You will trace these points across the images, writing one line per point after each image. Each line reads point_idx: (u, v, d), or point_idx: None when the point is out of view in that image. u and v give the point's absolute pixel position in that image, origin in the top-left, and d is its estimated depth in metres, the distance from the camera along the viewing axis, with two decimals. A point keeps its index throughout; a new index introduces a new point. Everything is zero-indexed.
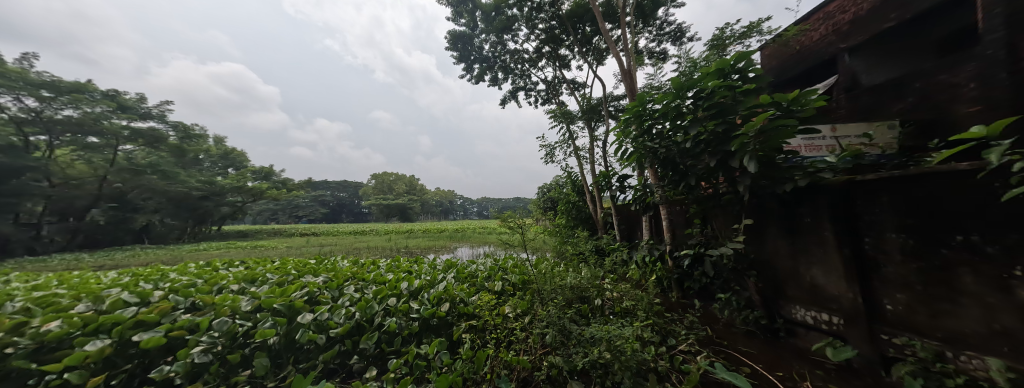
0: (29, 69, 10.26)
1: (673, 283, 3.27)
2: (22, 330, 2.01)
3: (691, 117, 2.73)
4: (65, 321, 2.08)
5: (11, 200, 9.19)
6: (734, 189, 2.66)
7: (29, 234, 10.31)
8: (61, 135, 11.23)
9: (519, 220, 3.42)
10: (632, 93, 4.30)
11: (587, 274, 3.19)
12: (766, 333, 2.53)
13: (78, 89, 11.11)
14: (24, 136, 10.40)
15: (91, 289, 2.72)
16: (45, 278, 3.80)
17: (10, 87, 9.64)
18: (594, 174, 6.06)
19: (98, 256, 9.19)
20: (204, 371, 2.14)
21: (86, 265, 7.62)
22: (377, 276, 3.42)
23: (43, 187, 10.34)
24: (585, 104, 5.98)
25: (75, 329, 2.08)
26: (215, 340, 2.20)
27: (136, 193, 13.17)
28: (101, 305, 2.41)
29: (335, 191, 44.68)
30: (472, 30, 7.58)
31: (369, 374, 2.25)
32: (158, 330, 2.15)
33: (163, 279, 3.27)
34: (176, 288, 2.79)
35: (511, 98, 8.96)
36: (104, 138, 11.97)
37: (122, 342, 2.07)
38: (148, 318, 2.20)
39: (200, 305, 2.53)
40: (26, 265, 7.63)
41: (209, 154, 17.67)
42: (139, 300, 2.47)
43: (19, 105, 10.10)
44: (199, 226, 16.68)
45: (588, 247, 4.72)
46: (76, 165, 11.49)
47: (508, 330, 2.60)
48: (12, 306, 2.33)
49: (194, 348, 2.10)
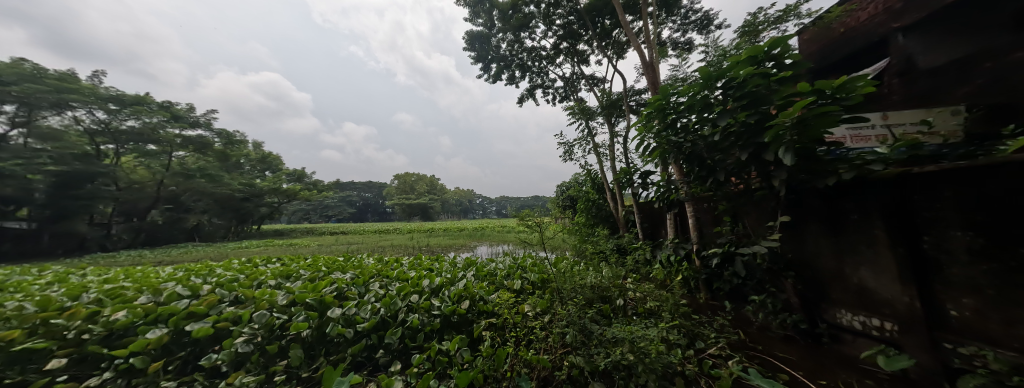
0: (98, 84, 11.27)
1: (701, 283, 3.09)
2: (97, 318, 2.24)
3: (720, 108, 2.60)
4: (130, 310, 2.27)
5: (86, 202, 10.30)
6: (768, 184, 2.48)
7: (102, 233, 11.56)
8: (125, 144, 12.27)
9: (537, 219, 3.40)
10: (656, 87, 4.13)
11: (608, 273, 3.14)
12: (807, 339, 2.33)
13: (139, 102, 12.02)
14: (95, 145, 11.61)
15: (150, 283, 2.96)
16: (113, 271, 4.25)
17: (86, 102, 10.44)
18: (614, 171, 5.90)
19: (162, 251, 10.44)
20: (247, 360, 2.30)
21: (149, 259, 8.44)
22: (400, 273, 3.50)
23: (113, 190, 11.50)
24: (604, 99, 5.81)
25: (138, 318, 2.27)
26: (255, 331, 2.35)
27: (188, 195, 14.55)
28: (158, 296, 2.61)
29: (360, 191, 46.48)
30: (489, 30, 7.60)
31: (394, 368, 2.32)
32: (205, 320, 2.31)
33: (212, 274, 3.54)
34: (222, 282, 3.00)
35: (528, 97, 8.93)
36: (160, 146, 12.98)
37: (177, 332, 2.25)
38: (198, 310, 2.35)
39: (242, 299, 2.70)
40: (100, 261, 8.48)
41: (248, 158, 18.81)
42: (190, 293, 2.68)
43: (92, 117, 11.11)
44: (242, 225, 17.98)
45: (609, 246, 4.59)
46: (138, 170, 13.08)
47: (528, 329, 2.62)
48: (88, 297, 2.59)
49: (238, 338, 2.26)
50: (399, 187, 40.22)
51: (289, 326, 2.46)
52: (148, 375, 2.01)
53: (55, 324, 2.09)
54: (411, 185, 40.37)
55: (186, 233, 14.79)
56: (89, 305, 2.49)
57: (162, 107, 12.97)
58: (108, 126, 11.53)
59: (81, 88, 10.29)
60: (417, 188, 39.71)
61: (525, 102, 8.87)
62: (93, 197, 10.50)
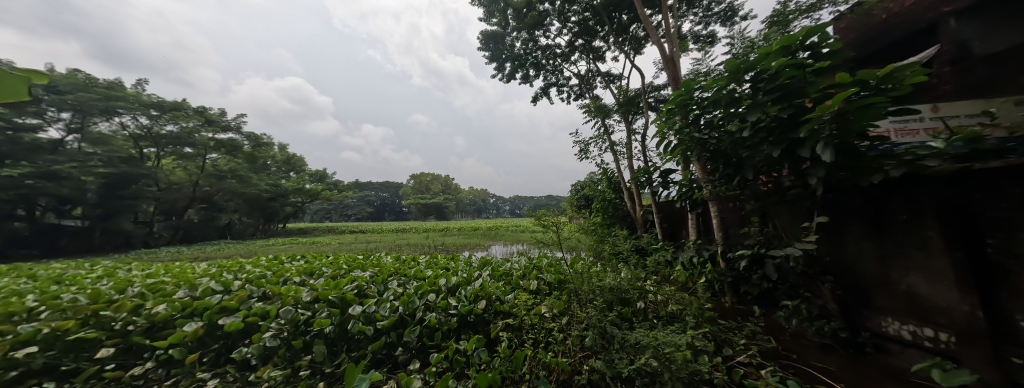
0: (143, 92, 11.99)
1: (727, 287, 2.93)
2: (141, 310, 2.51)
3: (749, 102, 2.46)
4: (169, 304, 2.52)
5: (130, 202, 11.07)
6: (802, 183, 2.32)
7: (144, 231, 12.50)
8: (165, 147, 13.07)
9: (554, 218, 3.34)
10: (677, 83, 3.98)
11: (628, 275, 3.03)
12: (847, 348, 2.17)
13: (178, 107, 12.67)
14: (139, 148, 12.46)
15: (187, 278, 3.14)
16: (154, 266, 4.54)
17: (132, 109, 11.16)
18: (632, 169, 5.75)
19: (198, 248, 11.06)
20: (275, 354, 2.43)
21: (187, 255, 8.98)
22: (417, 272, 3.51)
23: (154, 191, 12.34)
24: (621, 97, 5.64)
25: (176, 312, 2.50)
26: (282, 327, 2.46)
27: (221, 195, 15.46)
28: (194, 291, 2.81)
29: (377, 191, 47.59)
30: (503, 29, 7.56)
31: (412, 366, 2.34)
32: (237, 315, 2.50)
33: (242, 270, 3.68)
34: (251, 278, 3.14)
35: (543, 95, 8.86)
36: (196, 148, 13.80)
37: (211, 325, 2.46)
38: (229, 305, 2.56)
39: (270, 294, 2.82)
40: (144, 256, 9.10)
41: (274, 160, 19.58)
42: (223, 288, 2.84)
43: (136, 123, 11.81)
44: (270, 224, 18.78)
45: (628, 247, 4.46)
46: (177, 171, 13.97)
47: (546, 331, 2.59)
48: (133, 290, 2.82)
49: (266, 333, 2.40)
50: (415, 187, 40.82)
51: (313, 322, 2.53)
52: (186, 366, 2.27)
53: (105, 315, 2.38)
54: (426, 185, 40.99)
55: (219, 232, 15.67)
56: (135, 297, 2.73)
57: (198, 112, 13.75)
58: (151, 131, 12.31)
59: (127, 96, 11.02)
60: (432, 188, 40.29)
61: (539, 101, 8.80)
62: (137, 197, 11.29)
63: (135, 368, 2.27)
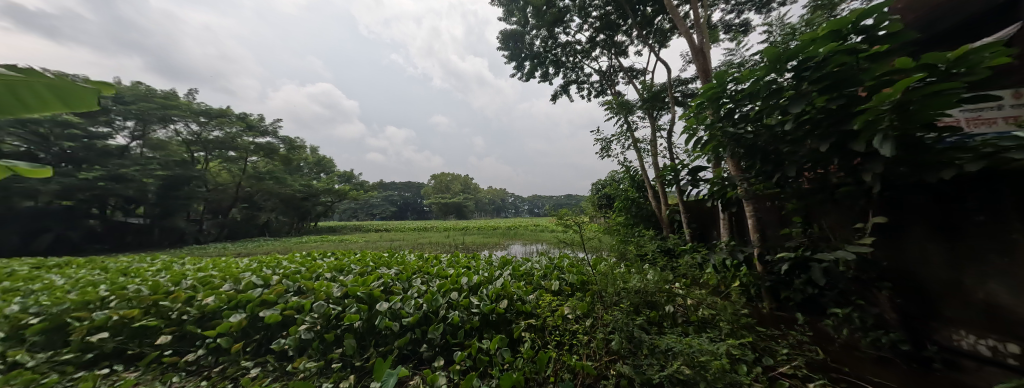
0: (193, 101, 12.95)
1: (765, 291, 2.74)
2: (192, 301, 2.83)
3: (791, 93, 2.28)
4: (217, 296, 2.79)
5: (184, 201, 12.56)
6: (855, 179, 2.12)
7: (195, 228, 13.82)
8: (212, 151, 14.02)
9: (575, 218, 3.25)
10: (707, 75, 3.76)
11: (655, 277, 2.89)
12: (909, 363, 1.96)
13: (223, 114, 13.54)
14: (191, 153, 13.57)
15: (231, 272, 3.41)
16: (203, 261, 4.91)
17: (185, 117, 12.10)
18: (657, 167, 5.53)
19: (240, 244, 11.82)
20: (310, 345, 2.55)
21: (232, 251, 9.63)
22: (440, 270, 3.53)
23: (203, 191, 13.49)
24: (645, 92, 5.43)
25: (223, 303, 2.77)
26: (315, 320, 2.59)
27: (260, 196, 16.41)
28: (238, 285, 3.05)
29: (400, 191, 48.99)
30: (523, 27, 7.51)
31: (437, 363, 2.36)
32: (275, 308, 2.66)
33: (280, 265, 3.88)
34: (288, 274, 3.32)
35: (563, 93, 8.74)
36: (239, 152, 14.55)
37: (252, 317, 2.68)
38: (269, 298, 2.75)
39: (304, 289, 3.01)
40: (195, 251, 9.87)
41: (307, 162, 20.56)
42: (263, 282, 3.07)
43: (188, 129, 12.77)
44: (303, 223, 19.80)
45: (654, 247, 4.30)
46: (223, 174, 15.13)
47: (568, 333, 2.52)
48: (187, 282, 3.15)
49: (301, 326, 2.53)
50: (436, 186, 41.51)
51: (343, 317, 2.62)
52: (232, 354, 2.52)
53: (163, 305, 2.76)
54: (447, 185, 41.68)
55: (259, 229, 16.72)
56: (188, 289, 3.05)
57: (240, 117, 14.40)
58: (201, 136, 13.29)
59: (180, 105, 11.97)
60: (453, 187, 40.92)
61: (559, 99, 8.69)
62: (189, 197, 12.75)
63: (188, 354, 2.57)
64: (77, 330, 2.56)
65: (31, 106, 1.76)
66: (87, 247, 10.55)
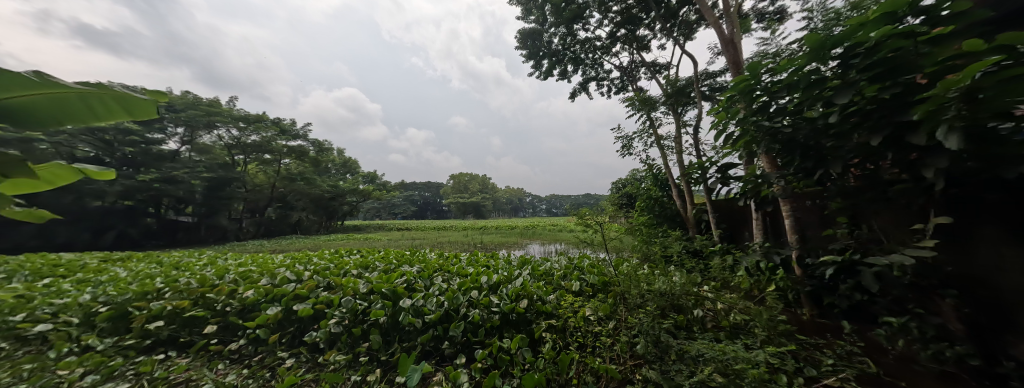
0: (234, 107, 13.82)
1: (805, 297, 2.56)
2: (235, 294, 3.01)
3: (837, 83, 2.10)
4: (256, 290, 2.95)
5: (225, 201, 13.68)
6: (912, 176, 1.92)
7: (236, 226, 14.87)
8: (250, 154, 14.93)
9: (597, 217, 3.16)
10: (737, 68, 3.57)
11: (681, 279, 2.76)
12: (981, 379, 1.73)
13: (259, 119, 14.34)
14: (231, 155, 14.54)
15: (268, 268, 3.59)
16: (242, 257, 5.22)
17: (226, 122, 13.01)
18: (682, 164, 5.32)
19: (274, 242, 12.51)
20: (339, 338, 2.64)
21: (268, 248, 10.22)
22: (460, 269, 3.54)
23: (242, 192, 14.43)
24: (669, 87, 5.21)
25: (262, 297, 2.92)
26: (344, 315, 2.68)
27: (292, 196, 17.25)
28: (275, 279, 3.21)
29: (421, 191, 50.07)
30: (541, 25, 7.42)
31: (459, 360, 2.36)
32: (308, 302, 2.78)
33: (310, 261, 4.05)
34: (318, 270, 3.45)
35: (581, 91, 8.59)
36: (274, 155, 15.36)
37: (287, 310, 2.81)
38: (302, 293, 2.88)
39: (333, 285, 3.11)
40: (236, 247, 10.57)
41: (334, 163, 21.40)
42: (296, 277, 3.20)
43: (229, 134, 13.70)
44: (331, 222, 20.67)
45: (681, 248, 4.13)
46: (258, 175, 16.06)
47: (590, 335, 2.45)
48: (230, 276, 3.35)
49: (331, 320, 2.63)
50: (455, 186, 42.03)
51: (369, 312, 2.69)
52: (269, 345, 2.63)
53: (210, 297, 2.95)
54: (466, 185, 42.17)
55: (293, 228, 17.54)
56: (231, 282, 3.24)
57: (275, 122, 15.25)
58: (240, 141, 14.19)
59: (222, 112, 12.82)
60: (472, 187, 41.36)
61: (578, 97, 8.55)
62: (230, 198, 13.85)
63: (232, 343, 2.74)
64: (138, 318, 2.75)
65: (100, 115, 1.91)
66: (145, 243, 11.60)
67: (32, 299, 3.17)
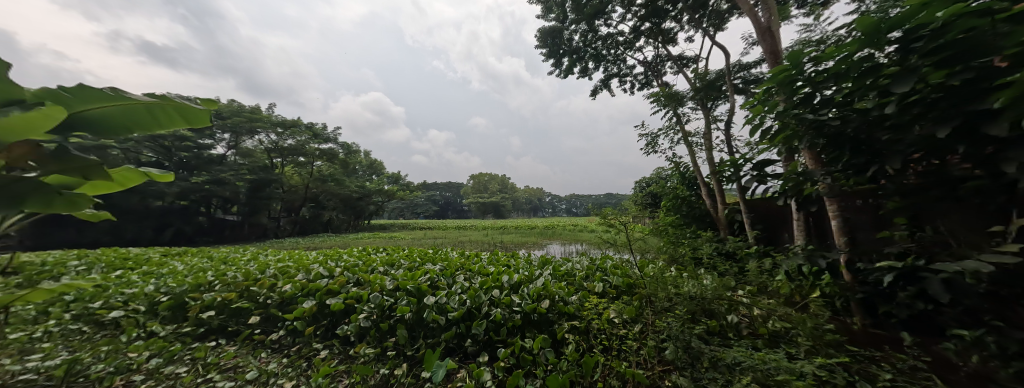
0: (272, 113, 14.74)
1: (856, 304, 2.34)
2: (274, 287, 3.18)
3: (895, 70, 1.90)
4: (293, 285, 3.10)
5: (265, 201, 14.61)
6: (990, 171, 1.69)
7: (274, 224, 15.87)
8: (287, 158, 15.85)
9: (621, 217, 3.05)
10: (775, 57, 3.33)
11: (714, 282, 2.61)
12: None
13: (294, 124, 15.19)
14: (269, 158, 15.50)
15: (302, 264, 3.77)
16: (279, 253, 5.53)
17: (265, 127, 13.92)
18: (712, 162, 5.05)
19: (307, 239, 13.20)
20: (368, 332, 2.73)
21: (303, 245, 10.82)
22: (481, 268, 3.54)
23: (279, 193, 15.33)
24: (698, 81, 4.97)
25: (297, 291, 3.05)
26: (372, 310, 2.75)
27: (324, 196, 18.12)
28: (309, 275, 3.35)
29: (443, 191, 51.06)
30: (561, 23, 7.32)
31: (481, 359, 2.35)
32: (339, 297, 2.88)
33: (341, 258, 4.21)
34: (347, 267, 3.57)
35: (603, 88, 8.39)
36: (308, 158, 16.18)
37: (320, 304, 2.91)
38: (334, 288, 2.99)
39: (362, 281, 3.21)
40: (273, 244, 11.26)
41: (362, 165, 22.28)
42: (328, 274, 3.33)
43: (268, 139, 14.62)
44: (359, 221, 21.53)
45: (713, 249, 3.93)
46: (293, 176, 17.00)
47: (616, 338, 2.42)
48: (269, 271, 3.55)
49: (361, 314, 2.71)
50: (475, 186, 42.55)
51: (395, 308, 2.75)
52: (305, 336, 2.76)
53: (253, 291, 3.12)
54: (486, 185, 42.55)
55: (324, 226, 18.41)
56: (271, 277, 3.43)
57: (309, 127, 16.07)
58: (278, 145, 15.08)
59: (261, 118, 13.73)
60: (493, 187, 41.66)
61: (599, 94, 8.36)
62: (269, 198, 14.83)
63: (272, 334, 2.88)
64: (192, 308, 3.02)
65: (164, 123, 1.97)
66: (198, 240, 13.06)
67: (106, 288, 3.52)
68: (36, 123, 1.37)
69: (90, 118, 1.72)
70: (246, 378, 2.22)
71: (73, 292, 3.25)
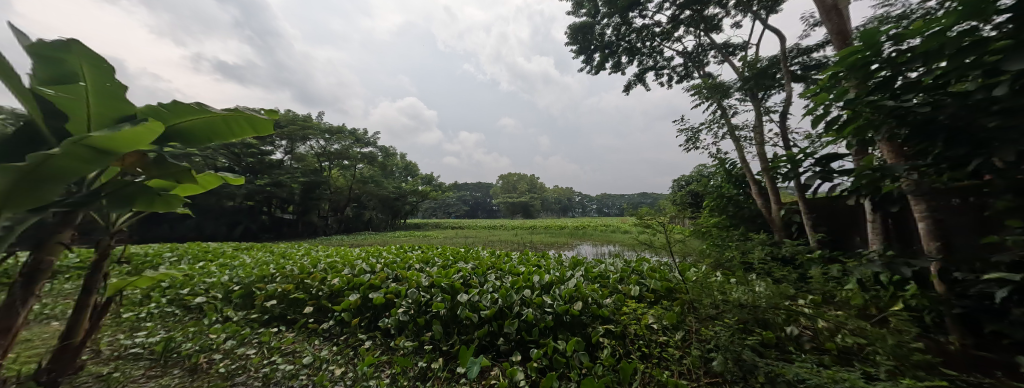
0: (320, 120, 15.90)
1: (955, 320, 2.00)
2: (325, 281, 3.39)
3: (1008, 43, 1.58)
4: (341, 278, 3.29)
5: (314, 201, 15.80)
6: None
7: (322, 223, 17.11)
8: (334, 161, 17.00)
9: (658, 217, 2.87)
10: (844, 38, 2.95)
11: (768, 289, 2.37)
12: None
13: (339, 130, 16.25)
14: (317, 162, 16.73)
15: (347, 260, 3.98)
16: (326, 250, 5.90)
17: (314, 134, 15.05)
18: (764, 157, 4.63)
19: (351, 237, 14.05)
20: (406, 327, 2.78)
21: (347, 243, 11.53)
22: (512, 267, 3.51)
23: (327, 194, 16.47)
24: (746, 70, 4.58)
25: (345, 285, 3.23)
26: (410, 305, 2.83)
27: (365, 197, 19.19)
28: (354, 270, 3.53)
29: (474, 191, 51.99)
30: (592, 17, 7.09)
31: (513, 358, 2.32)
32: (381, 292, 3.00)
33: (381, 255, 4.41)
34: (386, 263, 3.71)
35: (637, 83, 8.02)
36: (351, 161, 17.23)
37: (364, 298, 3.05)
38: (376, 283, 3.13)
39: (401, 277, 3.32)
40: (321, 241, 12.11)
41: (399, 167, 23.30)
42: (370, 269, 3.49)
43: (317, 144, 15.81)
44: (397, 220, 22.54)
45: (768, 252, 3.60)
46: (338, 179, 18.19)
47: (658, 345, 2.30)
48: (320, 265, 3.79)
49: (400, 309, 2.80)
50: (505, 186, 42.86)
51: (431, 304, 2.81)
52: (351, 327, 2.87)
53: (307, 282, 3.37)
54: (517, 185, 42.68)
55: (365, 225, 19.51)
56: (322, 271, 3.67)
57: (351, 132, 17.12)
58: (326, 150, 16.24)
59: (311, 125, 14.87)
60: (523, 187, 41.68)
61: (633, 89, 8.01)
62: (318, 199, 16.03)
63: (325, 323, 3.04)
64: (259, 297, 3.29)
65: (235, 131, 2.05)
66: (261, 236, 14.73)
67: (192, 277, 3.96)
68: (140, 137, 1.43)
69: (178, 130, 1.86)
70: (303, 362, 2.36)
71: (169, 279, 3.74)
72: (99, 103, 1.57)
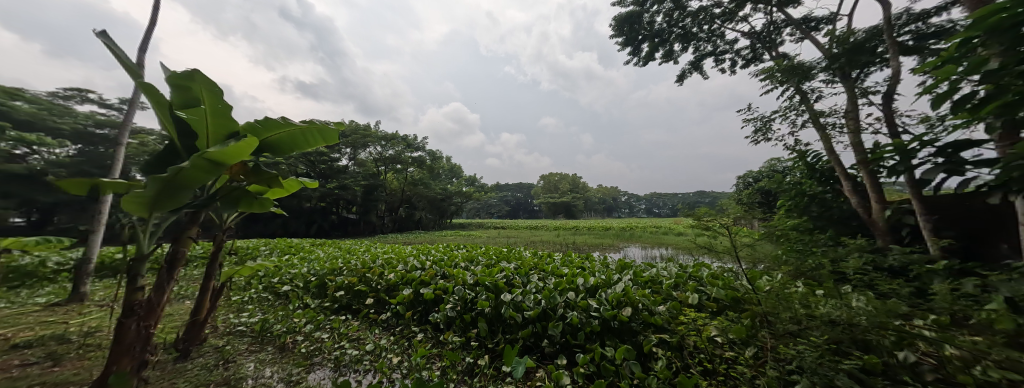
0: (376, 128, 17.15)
1: None
2: (382, 276, 3.56)
3: None
4: (396, 274, 3.43)
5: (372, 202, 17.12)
6: None
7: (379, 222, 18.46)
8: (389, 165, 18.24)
9: (719, 217, 2.51)
10: None
11: (866, 303, 1.94)
12: None
13: (393, 136, 17.39)
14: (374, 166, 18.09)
15: (400, 257, 4.16)
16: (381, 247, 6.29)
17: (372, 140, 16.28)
18: (859, 147, 3.91)
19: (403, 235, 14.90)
20: (455, 322, 2.83)
21: (401, 241, 12.23)
22: (555, 268, 3.37)
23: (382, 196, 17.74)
24: (835, 46, 3.91)
25: (399, 280, 3.36)
26: (456, 302, 2.84)
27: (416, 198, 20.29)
28: (406, 267, 3.67)
29: (517, 191, 52.33)
30: (640, 6, 6.67)
31: (558, 361, 2.20)
32: (429, 287, 3.06)
33: (430, 253, 4.55)
34: (435, 261, 3.80)
35: (693, 71, 7.37)
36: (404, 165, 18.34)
37: (416, 294, 3.13)
38: (426, 279, 3.20)
39: (448, 274, 3.36)
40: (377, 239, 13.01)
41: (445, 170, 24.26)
42: (419, 266, 3.60)
43: (376, 150, 17.09)
44: (444, 220, 23.50)
45: (871, 259, 3.03)
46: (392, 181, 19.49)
47: (722, 360, 2.04)
48: (377, 261, 4.01)
49: (448, 304, 2.83)
50: (548, 186, 42.46)
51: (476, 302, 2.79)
52: (406, 319, 2.98)
53: (368, 276, 3.58)
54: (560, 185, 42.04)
55: (416, 225, 20.64)
56: (380, 266, 3.88)
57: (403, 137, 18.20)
58: (382, 155, 17.49)
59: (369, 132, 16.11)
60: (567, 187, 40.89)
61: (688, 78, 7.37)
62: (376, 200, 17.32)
63: (383, 314, 3.19)
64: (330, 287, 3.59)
65: (308, 142, 2.22)
66: (331, 234, 16.45)
67: (280, 267, 4.47)
68: (241, 150, 1.60)
69: (269, 143, 2.07)
70: (366, 348, 2.49)
71: (263, 269, 4.29)
72: (216, 122, 1.84)
